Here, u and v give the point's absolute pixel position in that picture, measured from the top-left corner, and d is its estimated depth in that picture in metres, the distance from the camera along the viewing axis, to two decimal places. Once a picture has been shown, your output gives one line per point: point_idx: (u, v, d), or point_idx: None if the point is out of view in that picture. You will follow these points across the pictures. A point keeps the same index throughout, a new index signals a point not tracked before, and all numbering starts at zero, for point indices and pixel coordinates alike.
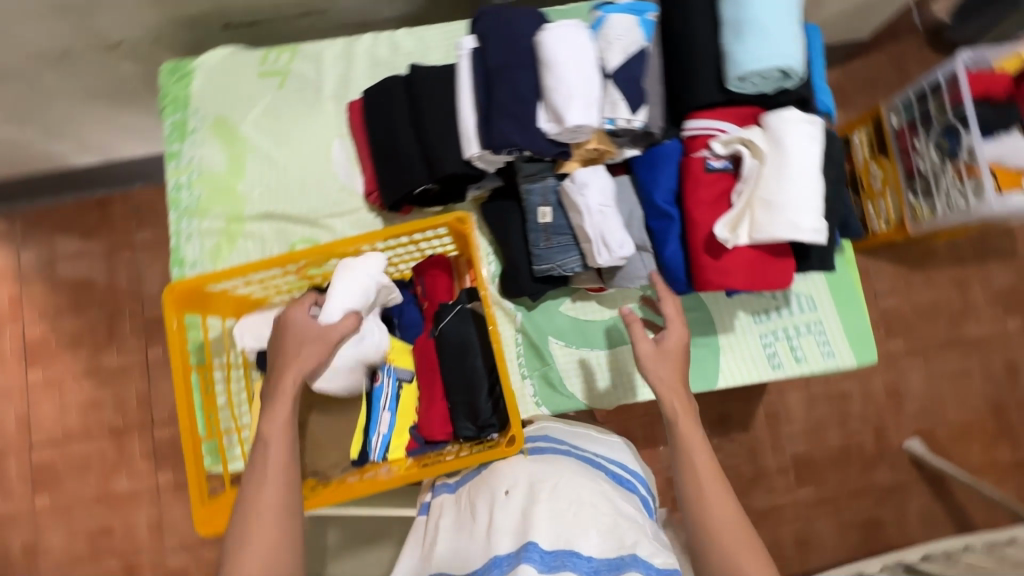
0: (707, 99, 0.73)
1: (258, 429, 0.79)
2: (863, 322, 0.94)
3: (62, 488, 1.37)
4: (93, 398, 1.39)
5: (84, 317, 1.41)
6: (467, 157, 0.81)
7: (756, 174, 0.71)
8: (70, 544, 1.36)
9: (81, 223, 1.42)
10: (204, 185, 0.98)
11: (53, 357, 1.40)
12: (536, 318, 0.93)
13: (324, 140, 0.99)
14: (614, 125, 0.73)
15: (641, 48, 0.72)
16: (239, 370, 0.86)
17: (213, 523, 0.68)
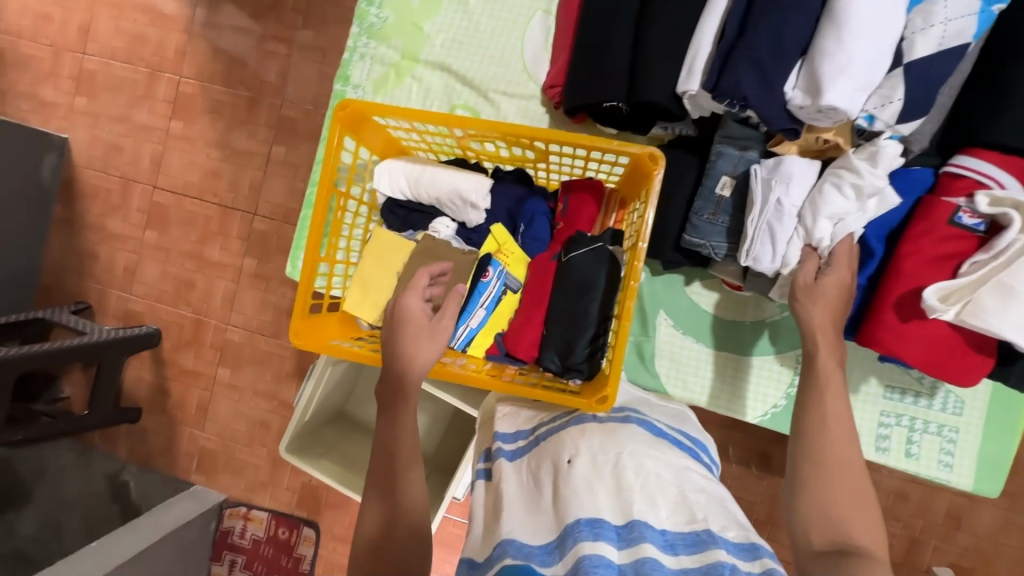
0: (1001, 137, 0.59)
1: (364, 272, 0.81)
2: (1006, 454, 0.81)
3: (170, 233, 1.49)
4: (215, 167, 1.46)
5: (232, 91, 1.44)
6: (681, 91, 0.70)
7: (1009, 249, 0.58)
8: (160, 282, 1.50)
9: (256, 1, 1.41)
10: (394, 9, 0.93)
11: (197, 116, 1.46)
12: (656, 287, 0.87)
13: (527, 11, 0.90)
14: (872, 124, 0.62)
15: (965, 45, 0.58)
16: (365, 209, 0.88)
17: (305, 339, 0.73)
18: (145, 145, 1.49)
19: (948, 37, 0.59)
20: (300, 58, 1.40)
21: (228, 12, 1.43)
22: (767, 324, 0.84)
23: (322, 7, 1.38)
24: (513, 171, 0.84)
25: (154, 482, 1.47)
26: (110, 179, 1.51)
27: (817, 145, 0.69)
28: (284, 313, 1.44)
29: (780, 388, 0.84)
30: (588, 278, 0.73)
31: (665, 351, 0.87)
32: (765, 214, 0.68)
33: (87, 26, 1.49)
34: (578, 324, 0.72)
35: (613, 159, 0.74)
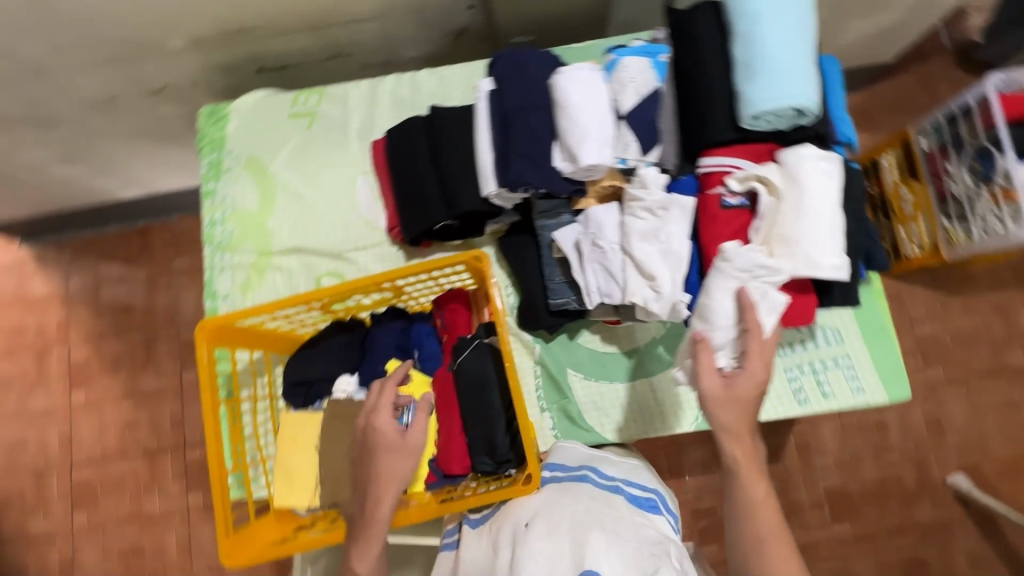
0: (721, 137, 0.73)
1: (284, 469, 0.82)
2: (893, 355, 0.91)
3: (100, 507, 1.42)
4: (130, 418, 1.44)
5: (125, 342, 1.48)
6: (485, 195, 0.82)
7: (773, 211, 0.71)
8: (105, 561, 1.40)
9: (123, 250, 1.51)
10: (235, 221, 1.03)
11: (95, 379, 1.47)
12: (555, 350, 0.94)
13: (349, 177, 1.03)
14: (627, 164, 0.75)
15: (655, 90, 0.73)
16: (266, 401, 0.90)
17: (235, 557, 0.70)
18: (50, 431, 1.46)
19: (641, 86, 0.74)
20: (182, 285, 1.48)
21: (99, 276, 1.50)
22: (659, 339, 0.92)
23: (185, 233, 1.49)
24: (386, 309, 0.91)
25: None
26: (23, 480, 1.44)
27: (608, 191, 0.82)
28: None
29: (697, 388, 0.92)
30: (482, 375, 0.78)
31: (591, 407, 0.92)
32: (592, 257, 0.81)
33: None
34: (491, 419, 0.76)
35: (454, 270, 0.81)
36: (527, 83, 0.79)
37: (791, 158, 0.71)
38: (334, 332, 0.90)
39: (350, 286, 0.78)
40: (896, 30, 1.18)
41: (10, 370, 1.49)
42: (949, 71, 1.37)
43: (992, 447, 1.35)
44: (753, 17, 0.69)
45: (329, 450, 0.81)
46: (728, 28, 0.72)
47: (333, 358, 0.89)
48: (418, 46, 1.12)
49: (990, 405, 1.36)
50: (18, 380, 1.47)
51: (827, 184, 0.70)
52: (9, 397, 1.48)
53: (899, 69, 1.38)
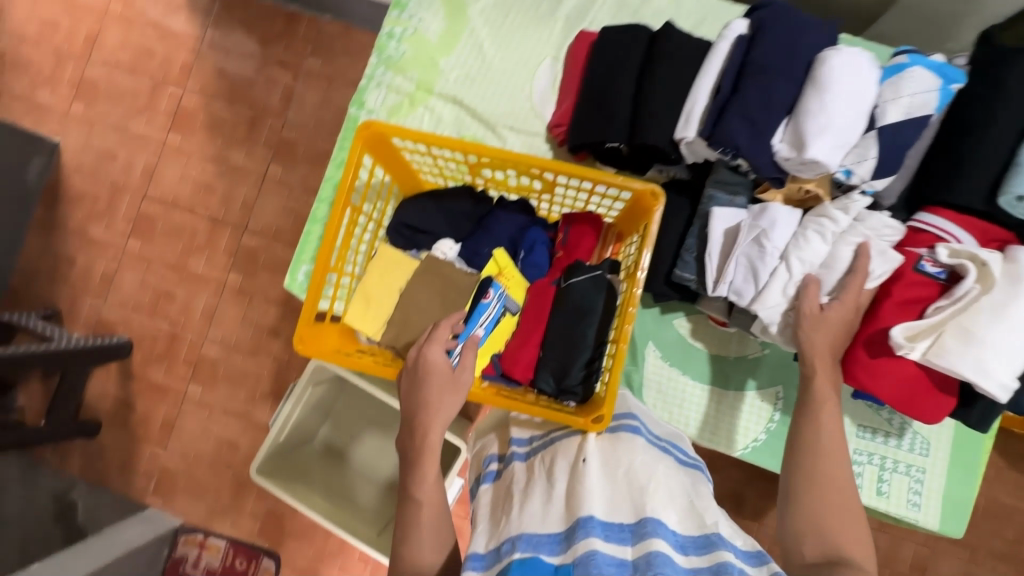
0: (965, 201, 0.65)
1: (365, 293, 0.83)
2: (967, 492, 0.86)
3: (153, 243, 1.49)
4: (210, 180, 1.48)
5: (234, 110, 1.49)
6: (677, 137, 0.76)
7: (970, 299, 0.64)
8: (137, 291, 1.48)
9: (268, 27, 1.49)
10: (411, 45, 0.99)
11: (195, 130, 1.50)
12: (647, 319, 0.91)
13: (537, 55, 0.97)
14: (849, 178, 0.68)
15: (927, 115, 0.66)
16: (371, 225, 0.91)
17: (306, 348, 0.73)
18: (138, 155, 1.51)
19: (912, 108, 0.66)
20: (305, 84, 1.47)
21: (238, 37, 1.50)
22: (749, 358, 0.90)
23: (330, 36, 1.46)
24: (518, 199, 0.89)
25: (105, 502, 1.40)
26: (100, 186, 1.51)
27: (799, 195, 0.75)
28: (262, 329, 1.44)
29: (761, 422, 0.88)
30: (587, 305, 0.76)
31: (654, 386, 0.90)
32: (748, 249, 0.75)
33: (94, 36, 1.52)
34: (576, 349, 0.75)
35: (616, 195, 0.78)
36: (787, 45, 0.71)
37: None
38: (459, 196, 0.87)
39: (514, 158, 0.74)
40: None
41: (127, 84, 1.52)
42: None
43: None
44: None
45: (412, 298, 0.81)
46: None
47: (446, 219, 0.87)
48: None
49: None
50: (129, 96, 1.51)
51: None
52: (117, 108, 1.52)
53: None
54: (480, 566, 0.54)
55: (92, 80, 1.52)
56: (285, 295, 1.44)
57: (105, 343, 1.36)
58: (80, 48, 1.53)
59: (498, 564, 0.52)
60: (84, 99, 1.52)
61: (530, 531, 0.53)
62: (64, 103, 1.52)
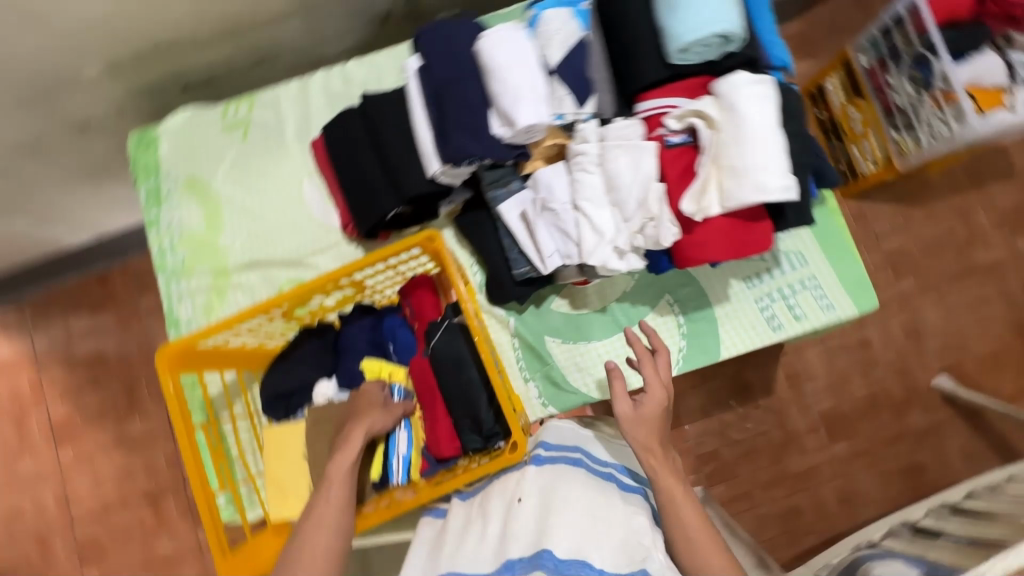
0: (654, 77, 0.73)
1: (274, 481, 0.81)
2: (857, 269, 0.93)
3: (110, 559, 1.38)
4: (124, 467, 1.40)
5: (103, 389, 1.42)
6: (429, 174, 0.80)
7: (715, 143, 0.71)
8: None
9: (85, 302, 1.44)
10: (186, 245, 1.00)
11: (81, 432, 1.42)
12: (528, 319, 0.94)
13: (294, 181, 1.01)
14: (564, 119, 0.75)
15: (579, 39, 0.74)
16: (246, 420, 0.90)
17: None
18: (43, 493, 1.41)
19: (567, 41, 0.74)
20: (152, 323, 1.43)
21: (64, 328, 1.44)
22: (627, 293, 0.94)
23: (145, 270, 1.43)
24: (352, 307, 0.90)
25: None
26: (26, 547, 1.39)
27: (553, 151, 0.81)
28: None
29: (674, 332, 0.93)
30: (455, 356, 0.77)
31: (575, 367, 0.93)
32: (546, 219, 0.80)
33: None
34: (472, 397, 0.76)
35: (410, 255, 0.81)
36: (452, 55, 0.78)
37: (725, 88, 0.70)
38: (299, 343, 0.88)
39: (306, 289, 0.77)
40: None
41: None
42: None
43: (972, 345, 1.39)
44: None
45: (315, 459, 0.80)
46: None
47: (307, 366, 0.86)
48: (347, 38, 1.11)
49: (964, 305, 1.40)
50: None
51: (765, 107, 0.70)
52: None
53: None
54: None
55: None
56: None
57: None
58: None
59: None
60: None
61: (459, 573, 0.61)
62: None
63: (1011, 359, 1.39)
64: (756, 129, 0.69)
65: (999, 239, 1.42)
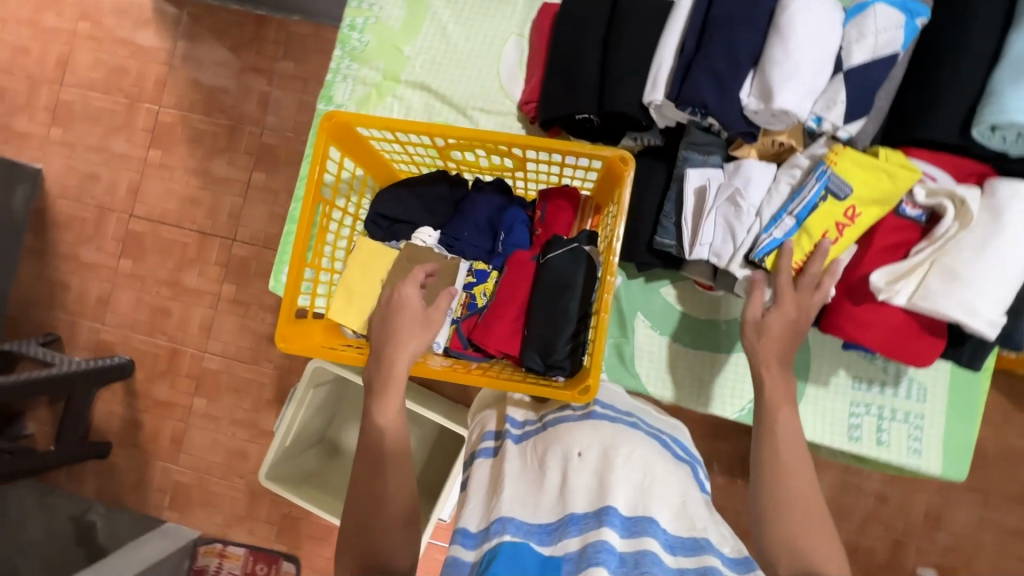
0: (944, 136, 0.64)
1: (345, 285, 0.83)
2: (968, 437, 0.86)
3: (145, 261, 1.47)
4: (195, 193, 1.46)
5: (211, 120, 1.46)
6: (646, 102, 0.73)
7: (950, 238, 0.65)
8: (134, 312, 1.46)
9: (236, 34, 1.45)
10: (375, 33, 0.98)
11: (175, 144, 1.47)
12: (633, 290, 0.91)
13: (501, 33, 0.96)
14: (820, 125, 0.68)
15: (895, 53, 0.65)
16: (350, 218, 0.91)
17: (288, 343, 0.75)
18: (121, 175, 1.49)
19: (880, 46, 0.66)
20: (280, 89, 1.43)
21: (209, 48, 1.46)
22: (739, 320, 0.89)
23: (301, 39, 1.42)
24: (494, 179, 0.87)
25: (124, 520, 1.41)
26: (85, 210, 1.49)
27: (773, 148, 0.75)
28: (262, 339, 1.42)
29: (757, 381, 0.87)
30: (565, 278, 0.75)
31: (648, 354, 0.90)
32: (722, 209, 0.73)
33: (66, 59, 1.51)
34: (559, 323, 0.74)
35: (587, 165, 0.78)
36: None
37: (1003, 191, 0.64)
38: (435, 181, 0.85)
39: (479, 136, 0.73)
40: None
41: (101, 106, 1.50)
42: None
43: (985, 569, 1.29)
44: None
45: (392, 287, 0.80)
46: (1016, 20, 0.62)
47: (424, 206, 0.86)
48: None
49: (1004, 529, 1.29)
50: (105, 116, 1.49)
51: None
52: (94, 130, 1.50)
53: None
54: (469, 544, 0.59)
55: (69, 103, 1.51)
56: (278, 302, 1.42)
57: (106, 365, 1.36)
58: (52, 69, 1.51)
59: (487, 545, 0.56)
60: (61, 124, 1.51)
61: (519, 518, 0.58)
62: (42, 130, 1.51)
63: None
64: (1006, 251, 0.63)
65: None
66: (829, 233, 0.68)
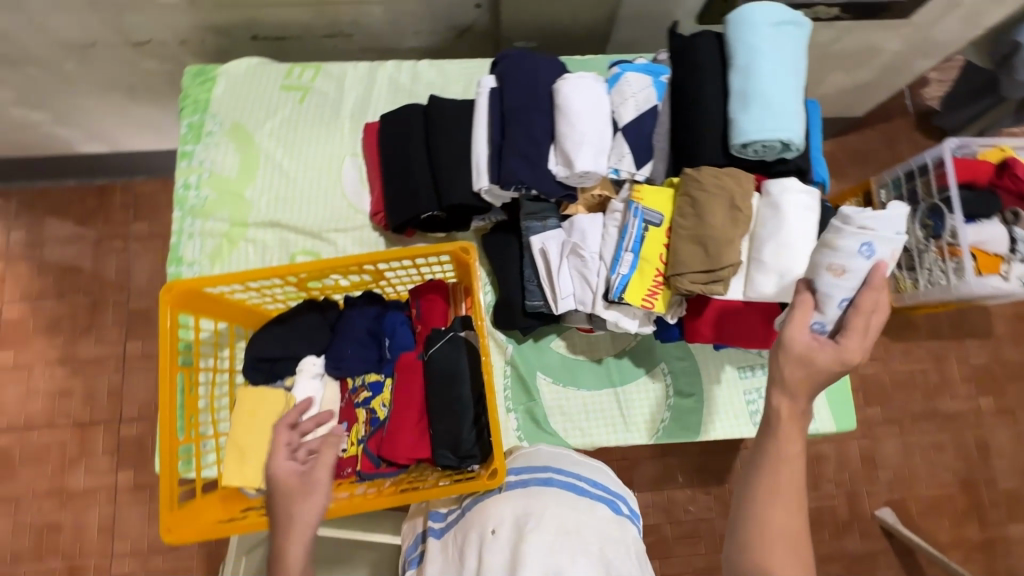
0: (711, 160, 0.77)
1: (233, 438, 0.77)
2: (845, 388, 0.97)
3: (14, 478, 1.18)
4: (63, 385, 1.22)
5: (67, 304, 1.25)
6: (475, 188, 0.82)
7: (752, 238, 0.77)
8: (13, 539, 1.16)
9: (79, 208, 1.29)
10: (213, 186, 0.97)
11: (31, 338, 1.24)
12: (527, 352, 0.94)
13: (337, 154, 1.00)
14: (619, 175, 0.79)
15: (653, 106, 0.80)
16: (224, 374, 0.87)
17: (178, 532, 0.67)
18: None
19: (642, 104, 0.80)
20: (138, 250, 1.28)
21: (54, 225, 1.28)
22: (628, 350, 0.95)
23: (150, 195, 1.30)
24: (362, 293, 0.88)
25: None
26: None
27: (596, 201, 0.85)
28: None
29: (661, 397, 0.93)
30: (456, 370, 0.77)
31: (562, 408, 0.92)
32: (570, 262, 0.82)
33: None
34: (460, 411, 0.75)
35: (438, 261, 0.82)
36: (519, 100, 0.80)
37: (774, 189, 0.76)
38: (303, 312, 0.85)
39: (329, 265, 0.75)
40: (865, 88, 1.22)
41: None
42: (910, 132, 1.41)
43: (919, 487, 1.33)
44: (752, 52, 0.75)
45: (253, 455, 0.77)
46: (725, 63, 0.78)
47: (300, 338, 0.84)
48: (420, 35, 1.06)
49: (922, 445, 1.35)
50: None
51: (811, 220, 0.75)
52: None
53: (868, 123, 1.41)
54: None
55: None
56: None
57: None
58: None
59: None
60: None
61: None
62: None
63: (953, 512, 1.33)
64: (797, 235, 0.74)
65: (966, 392, 1.37)
66: (665, 257, 0.78)
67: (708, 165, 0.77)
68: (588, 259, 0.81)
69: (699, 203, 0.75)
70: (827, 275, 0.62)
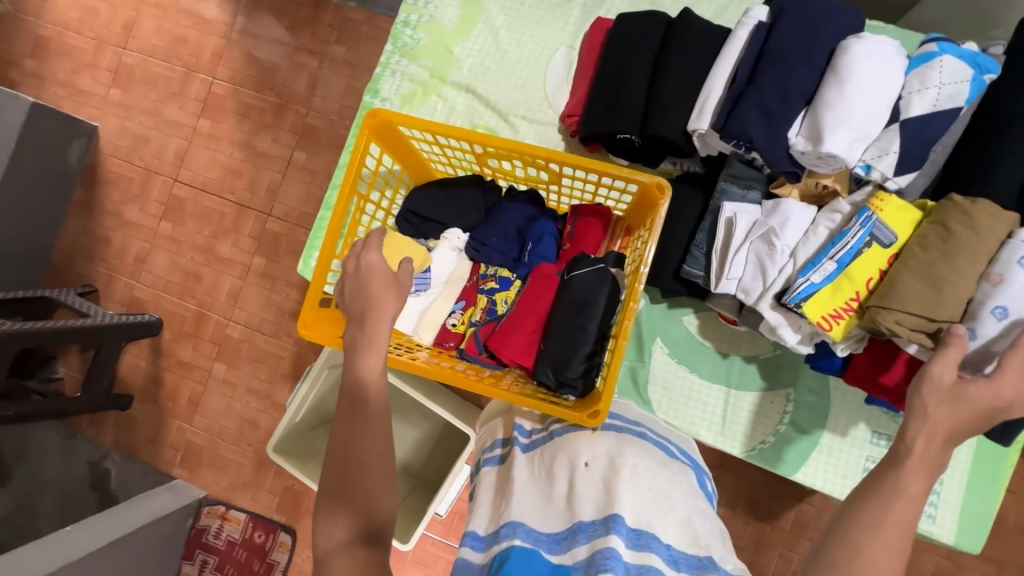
0: (1001, 200, 0.64)
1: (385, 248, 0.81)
2: (989, 509, 0.83)
3: (182, 225, 1.31)
4: (235, 166, 1.30)
5: (260, 98, 1.30)
6: (690, 128, 0.72)
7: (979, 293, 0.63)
8: (168, 273, 1.31)
9: None
10: (426, 32, 0.94)
11: (225, 115, 1.31)
12: (656, 315, 0.92)
13: (552, 41, 0.92)
14: (869, 172, 0.68)
15: (958, 108, 0.65)
16: (384, 212, 0.94)
17: (316, 333, 0.75)
18: (168, 141, 1.33)
19: (942, 101, 0.66)
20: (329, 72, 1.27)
21: (266, 26, 1.31)
22: (758, 359, 0.89)
23: (354, 24, 1.26)
24: (529, 189, 0.88)
25: (137, 471, 1.26)
26: (129, 170, 1.34)
27: (817, 190, 0.74)
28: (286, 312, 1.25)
29: (773, 420, 0.88)
30: (590, 292, 0.77)
31: (664, 380, 0.91)
32: (756, 246, 0.72)
33: (131, 8, 1.36)
34: (576, 340, 0.75)
35: (623, 188, 0.77)
36: (789, 49, 0.68)
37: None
38: (469, 186, 0.87)
39: (520, 150, 0.71)
40: None
41: (163, 40, 1.34)
42: None
43: None
44: None
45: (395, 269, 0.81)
46: None
47: (456, 208, 0.88)
48: None
49: None
50: (161, 81, 1.34)
51: None
52: (147, 92, 1.35)
53: None
54: (478, 547, 0.60)
55: (134, 20, 1.36)
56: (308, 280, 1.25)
57: (134, 321, 1.18)
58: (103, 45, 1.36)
59: (496, 548, 0.57)
60: (116, 77, 1.36)
61: (531, 526, 0.59)
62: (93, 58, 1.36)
63: None
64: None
65: None
66: (872, 282, 0.66)
67: (990, 200, 0.63)
68: (778, 266, 0.71)
69: (948, 235, 0.63)
70: (985, 283, 0.63)
